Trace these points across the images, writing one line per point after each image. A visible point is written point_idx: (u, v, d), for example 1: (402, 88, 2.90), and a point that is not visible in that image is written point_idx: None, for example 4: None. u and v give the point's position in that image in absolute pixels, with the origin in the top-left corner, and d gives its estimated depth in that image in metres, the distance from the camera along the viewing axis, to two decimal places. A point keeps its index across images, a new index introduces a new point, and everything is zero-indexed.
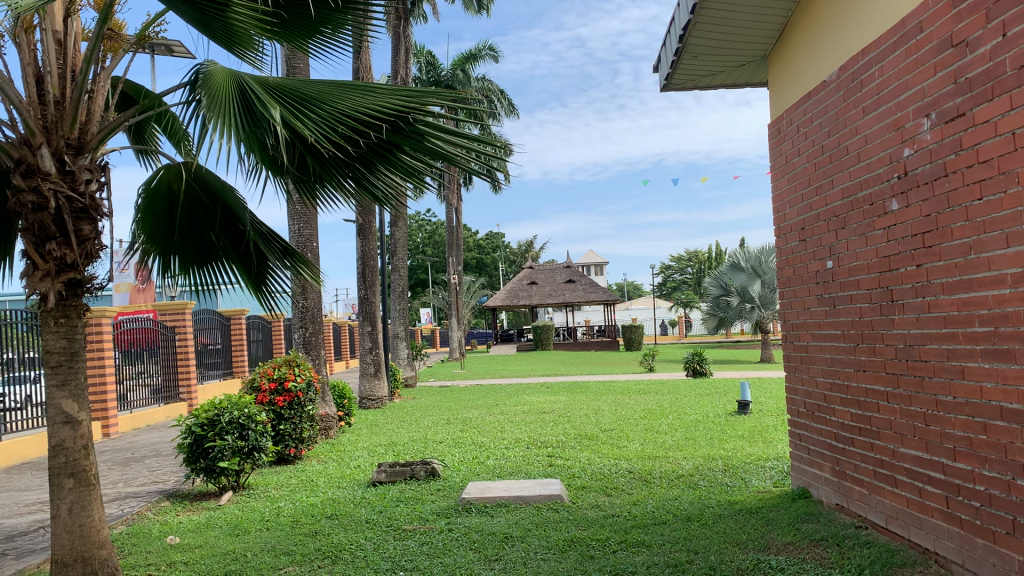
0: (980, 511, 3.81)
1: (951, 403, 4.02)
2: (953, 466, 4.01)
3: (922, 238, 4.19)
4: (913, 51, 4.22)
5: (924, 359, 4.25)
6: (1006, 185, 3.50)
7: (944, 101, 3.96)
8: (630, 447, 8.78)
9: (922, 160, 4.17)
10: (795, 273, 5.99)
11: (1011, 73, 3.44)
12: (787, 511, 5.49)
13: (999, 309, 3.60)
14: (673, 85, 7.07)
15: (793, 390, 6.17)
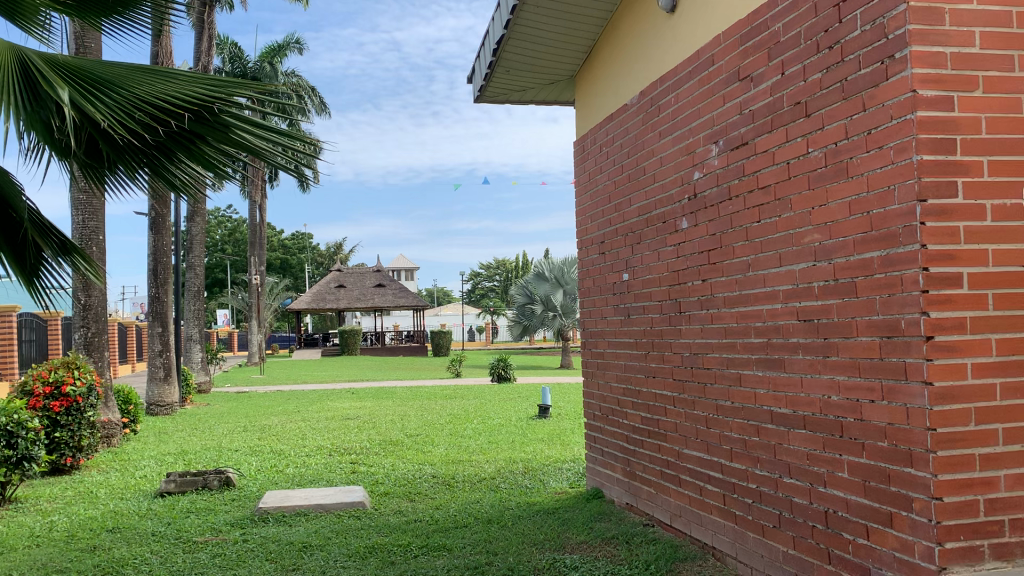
0: (752, 506, 4.17)
1: (729, 407, 4.37)
2: (729, 466, 4.36)
3: (708, 255, 4.53)
4: (704, 82, 4.56)
5: (707, 367, 4.60)
6: (780, 211, 3.89)
7: (730, 130, 4.30)
8: (433, 452, 8.84)
9: (709, 183, 4.51)
10: (595, 283, 6.27)
11: (789, 108, 3.82)
12: (581, 511, 5.73)
13: (772, 323, 3.98)
14: (485, 97, 7.21)
15: (591, 395, 6.43)
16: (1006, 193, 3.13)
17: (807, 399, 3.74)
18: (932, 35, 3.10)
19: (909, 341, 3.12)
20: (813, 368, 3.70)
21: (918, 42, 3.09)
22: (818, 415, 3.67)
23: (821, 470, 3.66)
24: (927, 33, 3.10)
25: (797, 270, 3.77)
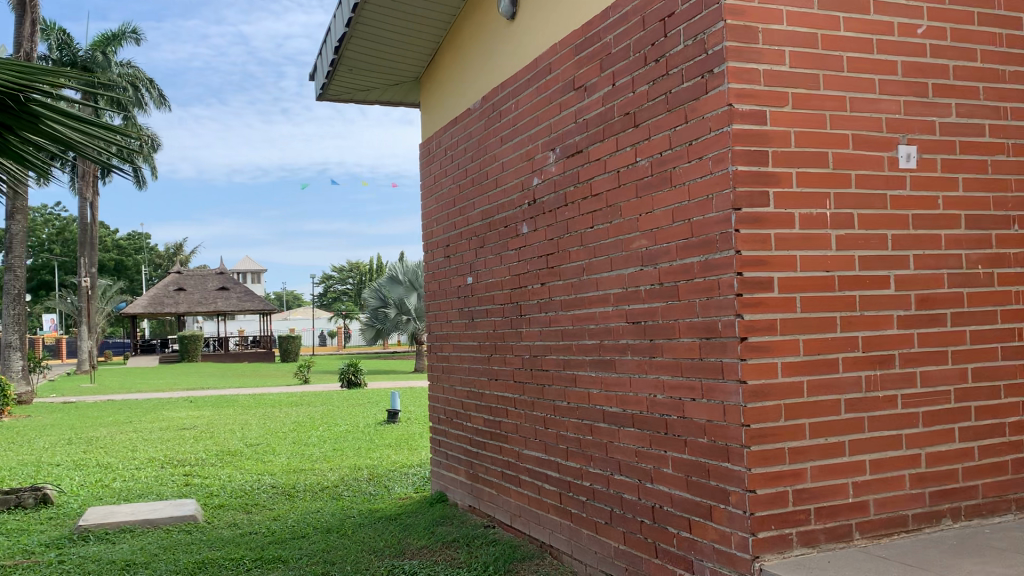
0: (586, 504, 4.27)
1: (565, 408, 4.47)
2: (565, 465, 4.46)
3: (546, 259, 4.62)
4: (542, 90, 4.64)
5: (545, 369, 4.69)
6: (612, 217, 4.01)
7: (566, 137, 4.40)
8: (275, 461, 8.56)
9: (547, 189, 4.60)
10: (439, 287, 6.27)
11: (619, 118, 3.95)
12: (423, 516, 5.71)
13: (604, 325, 4.10)
14: (328, 96, 7.07)
15: (435, 399, 6.42)
16: (812, 202, 3.35)
17: (636, 399, 3.88)
18: (746, 52, 3.28)
19: (725, 341, 3.29)
20: (641, 368, 3.84)
21: (734, 58, 3.27)
22: (646, 414, 3.81)
23: (648, 467, 3.80)
24: (741, 51, 3.28)
25: (627, 274, 3.91)
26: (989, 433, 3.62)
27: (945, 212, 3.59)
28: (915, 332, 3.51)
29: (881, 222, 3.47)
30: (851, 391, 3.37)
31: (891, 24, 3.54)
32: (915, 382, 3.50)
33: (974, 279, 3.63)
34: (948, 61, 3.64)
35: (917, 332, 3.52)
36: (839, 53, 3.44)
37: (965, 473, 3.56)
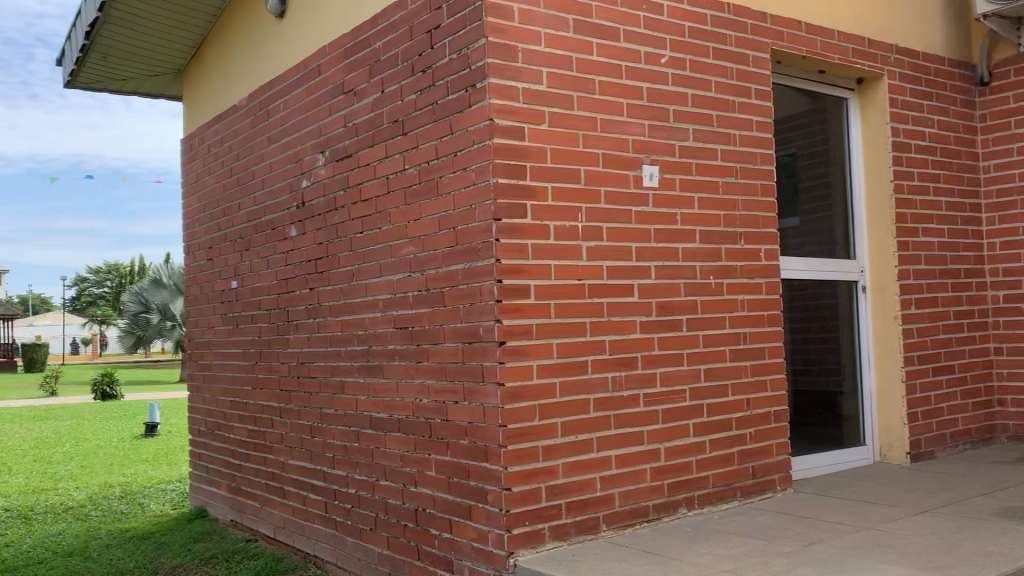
0: (351, 511, 4.25)
1: (332, 415, 4.42)
2: (331, 473, 4.41)
3: (314, 264, 4.55)
4: (312, 91, 4.57)
5: (311, 376, 4.61)
6: (380, 223, 4.03)
7: (335, 141, 4.37)
8: (10, 482, 7.76)
9: (316, 192, 4.53)
10: (202, 291, 5.98)
11: (387, 124, 3.98)
12: (180, 533, 5.41)
13: (371, 331, 4.10)
14: (78, 83, 6.53)
15: (196, 409, 6.11)
16: (566, 214, 3.55)
17: (401, 404, 3.91)
18: (507, 69, 3.42)
19: (486, 346, 3.40)
20: (407, 373, 3.88)
21: (495, 74, 3.40)
22: (410, 418, 3.85)
23: (412, 471, 3.84)
24: (503, 67, 3.42)
25: (394, 280, 3.94)
26: (719, 428, 4.01)
27: (683, 227, 3.93)
28: (656, 336, 3.81)
29: (627, 234, 3.74)
30: (599, 391, 3.61)
31: (638, 52, 3.84)
32: (656, 382, 3.80)
33: (707, 288, 4.01)
34: (687, 90, 3.99)
35: (659, 336, 3.82)
36: (592, 76, 3.68)
37: (698, 465, 3.92)
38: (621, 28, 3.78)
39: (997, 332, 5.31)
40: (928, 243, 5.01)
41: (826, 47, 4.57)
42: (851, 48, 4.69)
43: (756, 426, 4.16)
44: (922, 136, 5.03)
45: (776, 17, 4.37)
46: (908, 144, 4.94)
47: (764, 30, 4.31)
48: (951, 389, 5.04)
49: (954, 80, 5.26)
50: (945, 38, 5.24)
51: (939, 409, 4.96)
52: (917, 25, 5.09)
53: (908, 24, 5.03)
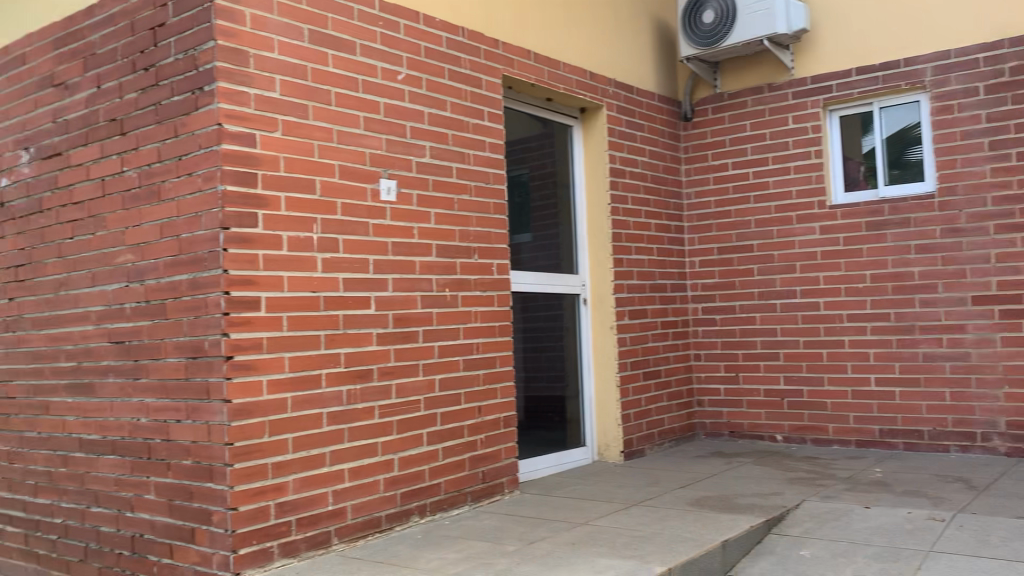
0: (57, 543, 3.88)
1: (35, 438, 4.02)
2: (33, 502, 4.00)
3: (14, 272, 4.12)
4: (15, 81, 4.14)
5: (10, 397, 4.16)
6: (94, 228, 3.73)
7: (42, 138, 3.99)
8: None
9: (18, 192, 4.11)
10: None
11: (104, 123, 3.71)
12: None
13: (83, 345, 3.79)
14: None
15: None
16: (299, 225, 3.50)
17: (116, 423, 3.65)
18: (237, 75, 3.32)
19: (211, 361, 3.26)
20: (123, 391, 3.62)
21: (225, 79, 3.28)
22: (126, 439, 3.60)
23: (128, 495, 3.59)
24: (233, 72, 3.31)
25: (110, 291, 3.66)
26: (450, 436, 4.13)
27: (419, 241, 4.03)
28: (390, 349, 3.86)
29: (362, 247, 3.76)
30: (333, 404, 3.59)
31: (374, 67, 3.88)
32: (391, 394, 3.85)
33: (441, 301, 4.12)
34: (423, 108, 4.10)
35: (393, 348, 3.87)
36: (327, 88, 3.67)
37: (430, 473, 4.01)
38: (357, 42, 3.82)
39: (696, 341, 5.96)
40: (639, 260, 5.51)
41: (553, 76, 4.90)
42: (574, 79, 5.06)
43: (487, 433, 4.34)
44: (635, 164, 5.54)
45: (507, 44, 4.61)
46: (624, 169, 5.42)
47: (496, 55, 4.54)
48: (658, 392, 5.57)
49: (663, 114, 5.85)
50: (655, 75, 5.80)
51: (648, 411, 5.46)
52: (632, 62, 5.59)
53: (624, 61, 5.52)
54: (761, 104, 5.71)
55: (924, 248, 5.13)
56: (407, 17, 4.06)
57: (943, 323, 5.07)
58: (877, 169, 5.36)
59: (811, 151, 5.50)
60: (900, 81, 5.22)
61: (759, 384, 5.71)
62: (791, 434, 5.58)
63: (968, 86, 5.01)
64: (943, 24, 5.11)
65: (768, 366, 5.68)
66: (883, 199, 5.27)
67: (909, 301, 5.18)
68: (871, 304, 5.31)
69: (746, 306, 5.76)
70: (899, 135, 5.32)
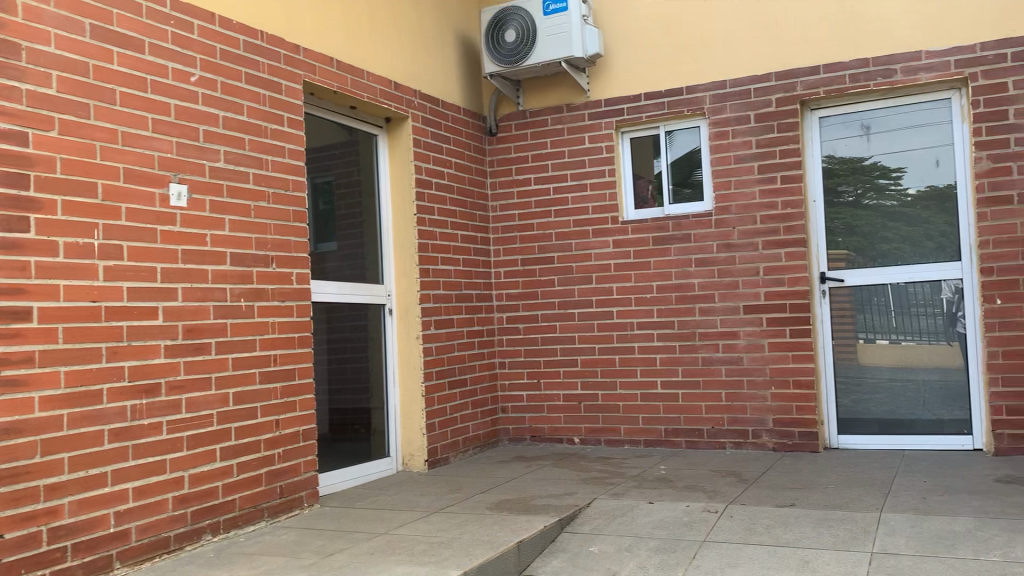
0: None
1: None
2: None
3: None
4: None
5: None
6: None
7: None
8: None
9: None
10: None
11: None
12: None
13: None
14: None
15: None
16: (78, 231, 3.30)
17: None
18: (7, 68, 3.08)
19: None
20: None
21: None
22: None
23: None
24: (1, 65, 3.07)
25: None
26: (246, 451, 4.02)
27: (213, 249, 3.90)
28: (180, 361, 3.71)
29: (149, 255, 3.59)
30: (115, 420, 3.40)
31: (165, 67, 3.73)
32: (180, 409, 3.69)
33: (236, 311, 4.01)
34: (217, 112, 3.97)
35: (183, 360, 3.72)
36: (111, 86, 3.48)
37: (224, 489, 3.88)
38: (146, 40, 3.65)
39: (501, 349, 6.13)
40: (445, 270, 5.60)
41: (356, 85, 4.89)
42: (378, 89, 5.08)
43: (285, 446, 4.25)
44: (441, 175, 5.62)
45: (309, 51, 4.56)
46: (429, 181, 5.49)
47: (297, 61, 4.48)
48: (463, 400, 5.68)
49: (467, 128, 5.98)
50: (460, 90, 5.93)
51: (453, 419, 5.55)
52: (436, 76, 5.68)
53: (429, 73, 5.60)
54: (560, 123, 5.98)
55: (704, 261, 5.56)
56: (201, 17, 3.92)
57: (719, 330, 5.52)
58: (662, 187, 5.76)
59: (605, 170, 5.83)
60: (683, 107, 5.63)
61: (558, 390, 5.95)
62: (587, 436, 5.87)
63: (740, 114, 5.48)
64: (718, 56, 5.56)
65: (567, 372, 5.94)
66: (667, 216, 5.67)
67: (690, 310, 5.59)
68: (658, 312, 5.68)
69: (547, 315, 5.99)
70: (681, 157, 5.75)
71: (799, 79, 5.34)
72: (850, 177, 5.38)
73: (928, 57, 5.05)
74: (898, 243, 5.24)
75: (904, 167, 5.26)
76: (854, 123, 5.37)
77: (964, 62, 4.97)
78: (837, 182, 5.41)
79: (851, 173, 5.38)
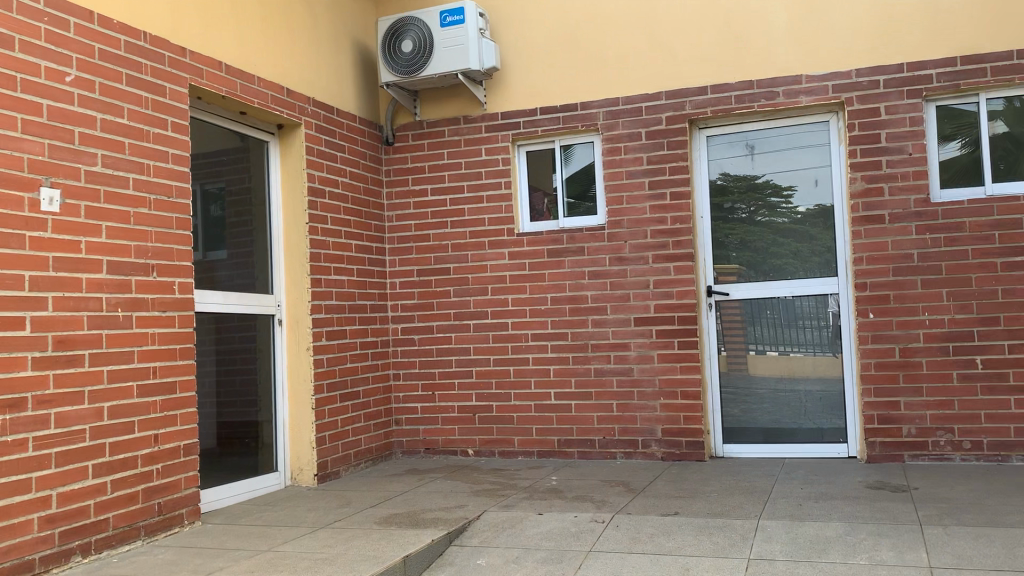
0: None
1: None
2: None
3: None
4: None
5: None
6: None
7: None
8: None
9: None
10: None
11: None
12: None
13: None
14: None
15: None
16: None
17: None
18: None
19: None
20: None
21: None
22: None
23: None
24: None
25: None
26: (121, 467, 3.85)
27: (88, 256, 3.73)
28: (50, 373, 3.53)
29: (16, 261, 3.41)
30: None
31: (37, 66, 3.55)
32: (49, 424, 3.50)
33: (112, 321, 3.84)
34: (95, 114, 3.81)
35: (53, 373, 3.54)
36: None
37: (96, 508, 3.70)
38: (16, 36, 3.47)
39: (396, 360, 6.08)
40: (338, 281, 5.51)
41: (246, 90, 4.78)
42: (270, 95, 4.98)
43: (164, 461, 4.09)
44: (335, 184, 5.54)
45: (195, 54, 4.43)
46: (322, 189, 5.40)
47: (182, 64, 4.34)
48: (355, 413, 5.59)
49: (363, 137, 5.92)
50: (355, 98, 5.87)
51: (344, 432, 5.46)
52: (331, 83, 5.61)
53: (323, 81, 5.52)
54: (457, 135, 5.98)
55: (597, 274, 5.65)
56: (77, 15, 3.76)
57: (611, 342, 5.61)
58: (558, 201, 5.83)
59: (501, 183, 5.86)
60: (577, 123, 5.73)
61: (453, 402, 5.93)
62: (481, 448, 5.87)
63: (633, 131, 5.61)
64: (612, 73, 5.68)
65: (462, 384, 5.92)
66: (562, 229, 5.74)
67: (583, 321, 5.67)
68: (552, 323, 5.74)
69: (442, 326, 5.98)
70: (576, 171, 5.83)
71: (688, 99, 5.50)
72: (744, 196, 5.56)
73: (808, 82, 5.28)
74: (787, 259, 5.44)
75: (794, 186, 5.46)
76: (739, 142, 5.57)
77: (841, 86, 5.22)
78: (729, 200, 5.58)
79: (743, 191, 5.56)
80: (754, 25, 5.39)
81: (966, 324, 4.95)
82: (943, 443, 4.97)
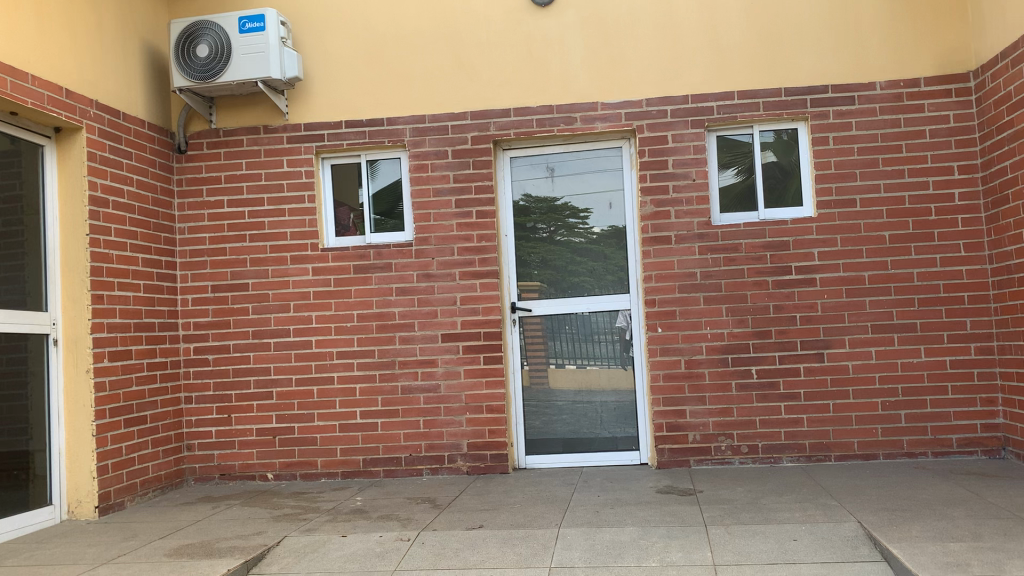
0: None
1: None
2: None
3: None
4: None
5: None
6: None
7: None
8: None
9: None
10: None
11: None
12: None
13: None
14: None
15: None
16: None
17: None
18: None
19: None
20: None
21: None
22: None
23: None
24: None
25: None
26: None
27: None
28: None
29: None
30: None
31: None
32: None
33: None
34: None
35: None
36: None
37: None
38: None
39: (187, 382, 5.74)
40: (123, 297, 5.14)
41: (17, 88, 4.37)
42: (46, 95, 4.58)
43: None
44: (120, 193, 5.18)
45: None
46: (105, 198, 5.03)
47: None
48: (142, 439, 5.22)
49: (152, 143, 5.57)
50: (144, 104, 5.52)
51: (129, 460, 5.08)
52: (117, 86, 5.24)
53: (108, 83, 5.15)
54: (256, 145, 5.77)
55: (404, 290, 5.63)
56: None
57: (418, 359, 5.60)
58: (364, 217, 5.77)
59: (304, 197, 5.72)
60: (383, 138, 5.70)
61: (251, 424, 5.69)
62: (281, 471, 5.66)
63: (439, 149, 5.65)
64: (418, 90, 5.70)
65: (261, 406, 5.69)
66: (368, 244, 5.68)
67: (390, 338, 5.63)
68: (357, 341, 5.65)
69: (240, 344, 5.72)
70: (382, 187, 5.80)
71: (492, 120, 5.63)
72: (544, 217, 5.75)
73: (603, 109, 5.55)
74: (584, 277, 5.68)
75: (589, 208, 5.72)
76: (540, 164, 5.76)
77: (632, 115, 5.53)
78: (531, 220, 5.75)
79: (543, 212, 5.75)
80: (554, 52, 5.60)
81: (743, 336, 5.38)
82: (724, 448, 5.36)
